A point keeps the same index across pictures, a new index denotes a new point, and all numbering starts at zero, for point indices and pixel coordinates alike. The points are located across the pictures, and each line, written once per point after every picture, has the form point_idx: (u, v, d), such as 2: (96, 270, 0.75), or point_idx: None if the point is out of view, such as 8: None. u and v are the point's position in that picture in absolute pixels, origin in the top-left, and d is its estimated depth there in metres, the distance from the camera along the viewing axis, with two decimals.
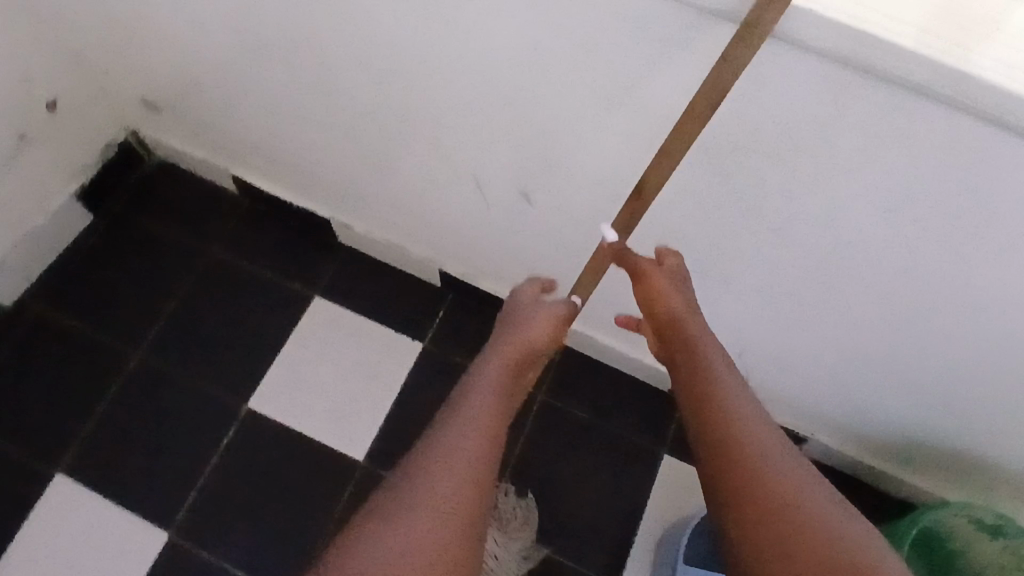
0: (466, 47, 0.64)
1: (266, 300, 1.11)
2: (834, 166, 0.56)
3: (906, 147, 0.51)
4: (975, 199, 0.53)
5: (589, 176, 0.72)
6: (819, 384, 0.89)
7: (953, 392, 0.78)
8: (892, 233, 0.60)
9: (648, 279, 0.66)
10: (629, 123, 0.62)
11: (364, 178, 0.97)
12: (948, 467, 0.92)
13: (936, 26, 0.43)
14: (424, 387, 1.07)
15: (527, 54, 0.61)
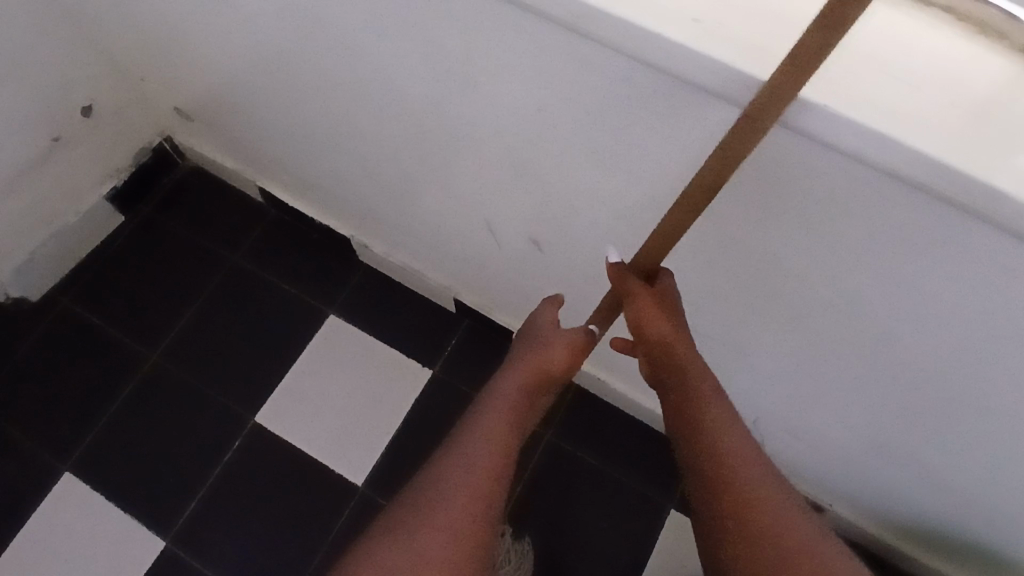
0: (476, 96, 0.63)
1: (282, 313, 1.11)
2: (852, 258, 0.52)
3: (931, 251, 0.47)
4: (1006, 311, 0.48)
5: (600, 232, 0.70)
6: (835, 461, 0.83)
7: (978, 498, 0.71)
8: (914, 331, 0.56)
9: (637, 307, 0.53)
10: (640, 187, 0.59)
11: (384, 205, 0.96)
12: (974, 560, 0.84)
13: (968, 141, 0.40)
14: (430, 416, 1.05)
15: (535, 111, 0.59)
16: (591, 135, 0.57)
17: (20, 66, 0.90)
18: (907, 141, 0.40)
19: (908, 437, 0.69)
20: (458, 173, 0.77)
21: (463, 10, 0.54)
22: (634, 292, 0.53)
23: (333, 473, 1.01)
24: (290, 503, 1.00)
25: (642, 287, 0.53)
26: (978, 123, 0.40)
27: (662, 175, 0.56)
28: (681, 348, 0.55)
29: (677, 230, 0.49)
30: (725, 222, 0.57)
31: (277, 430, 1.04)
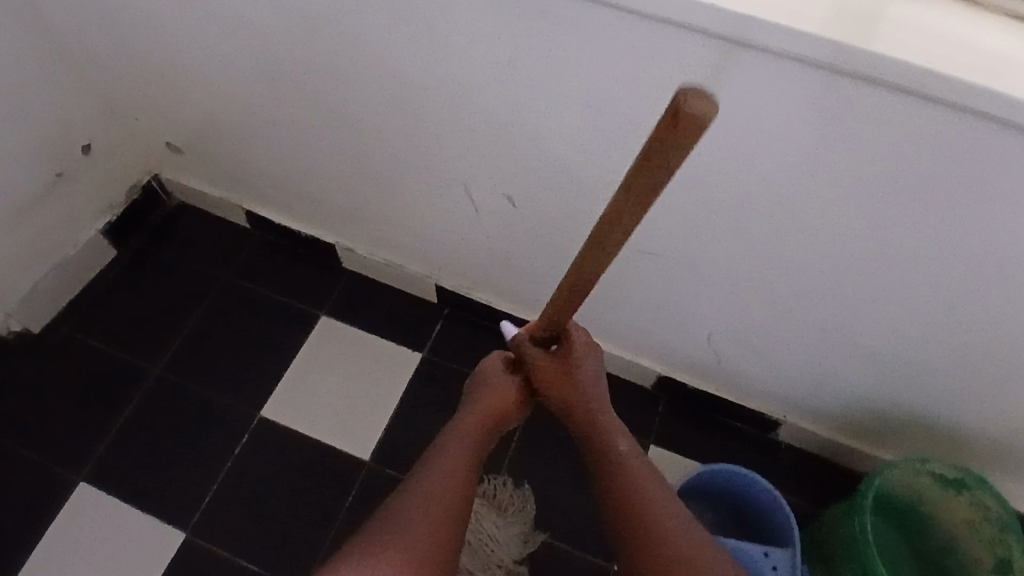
0: (452, 63, 0.78)
1: (276, 320, 1.20)
2: (763, 144, 0.67)
3: (821, 118, 0.62)
4: (884, 160, 0.63)
5: (565, 171, 0.84)
6: (787, 373, 0.95)
7: (910, 364, 0.84)
8: (823, 205, 0.70)
9: (542, 367, 0.77)
10: (591, 117, 0.75)
11: (366, 202, 1.08)
12: (924, 440, 0.94)
13: (837, 22, 0.55)
14: (424, 394, 1.14)
15: (501, 63, 0.75)
16: (555, 78, 0.73)
17: (28, 106, 1.02)
18: (791, 24, 0.55)
19: (844, 318, 0.82)
20: (436, 147, 0.91)
21: None
22: (537, 359, 0.76)
23: (339, 452, 1.09)
24: (301, 484, 1.07)
25: (541, 353, 0.77)
26: (840, 12, 0.56)
27: (614, 103, 0.72)
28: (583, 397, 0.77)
29: (562, 311, 0.68)
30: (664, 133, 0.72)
31: (283, 421, 1.11)
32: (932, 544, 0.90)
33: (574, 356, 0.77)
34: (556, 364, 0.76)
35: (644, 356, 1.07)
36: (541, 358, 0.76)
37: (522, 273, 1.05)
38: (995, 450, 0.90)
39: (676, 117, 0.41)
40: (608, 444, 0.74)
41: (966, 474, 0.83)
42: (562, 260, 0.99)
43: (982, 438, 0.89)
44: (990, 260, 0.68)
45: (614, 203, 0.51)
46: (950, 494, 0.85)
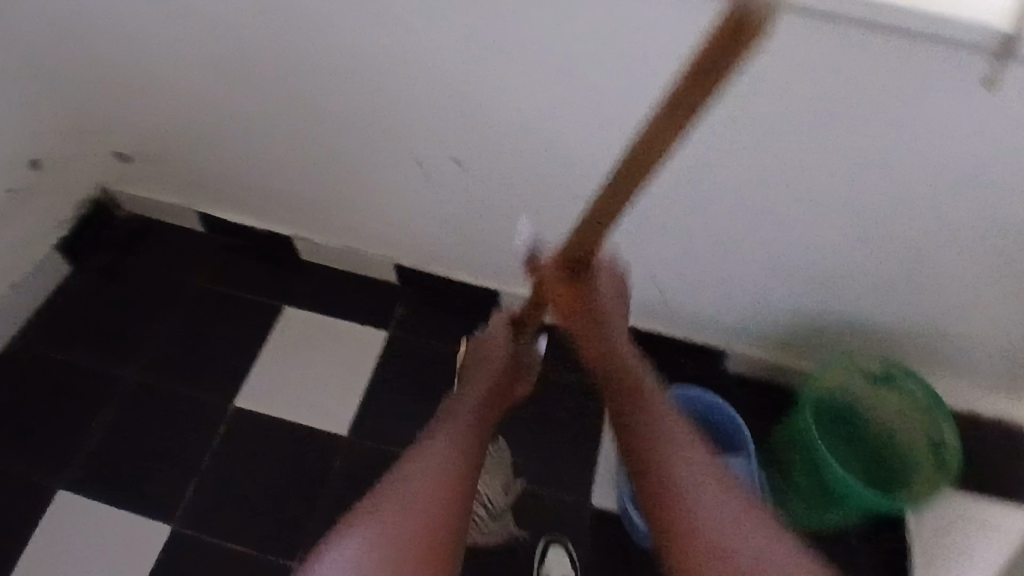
0: (389, 32, 0.84)
1: (241, 315, 1.22)
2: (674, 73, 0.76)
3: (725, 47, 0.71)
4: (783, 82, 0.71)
5: (506, 124, 0.90)
6: (729, 301, 1.03)
7: (838, 275, 0.92)
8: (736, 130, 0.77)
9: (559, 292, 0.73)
10: (522, 67, 0.82)
11: (319, 186, 1.11)
12: (861, 349, 1.02)
13: None
14: (394, 368, 1.17)
15: (433, 24, 0.81)
16: (491, 35, 0.80)
17: None
18: None
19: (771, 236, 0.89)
20: (382, 119, 0.96)
21: None
22: (552, 279, 0.72)
23: (316, 431, 1.11)
24: (282, 465, 1.09)
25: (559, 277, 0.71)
26: None
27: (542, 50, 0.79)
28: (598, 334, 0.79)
29: (586, 241, 0.64)
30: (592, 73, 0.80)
31: (258, 408, 1.13)
32: (880, 442, 0.98)
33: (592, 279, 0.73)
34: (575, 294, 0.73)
35: None
36: (556, 278, 0.71)
37: (475, 237, 1.10)
38: (924, 350, 0.99)
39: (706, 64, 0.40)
40: (630, 377, 0.76)
41: (894, 369, 0.93)
42: (512, 217, 1.04)
43: (911, 340, 0.98)
44: (892, 162, 0.75)
45: (618, 176, 0.54)
46: (884, 390, 0.94)
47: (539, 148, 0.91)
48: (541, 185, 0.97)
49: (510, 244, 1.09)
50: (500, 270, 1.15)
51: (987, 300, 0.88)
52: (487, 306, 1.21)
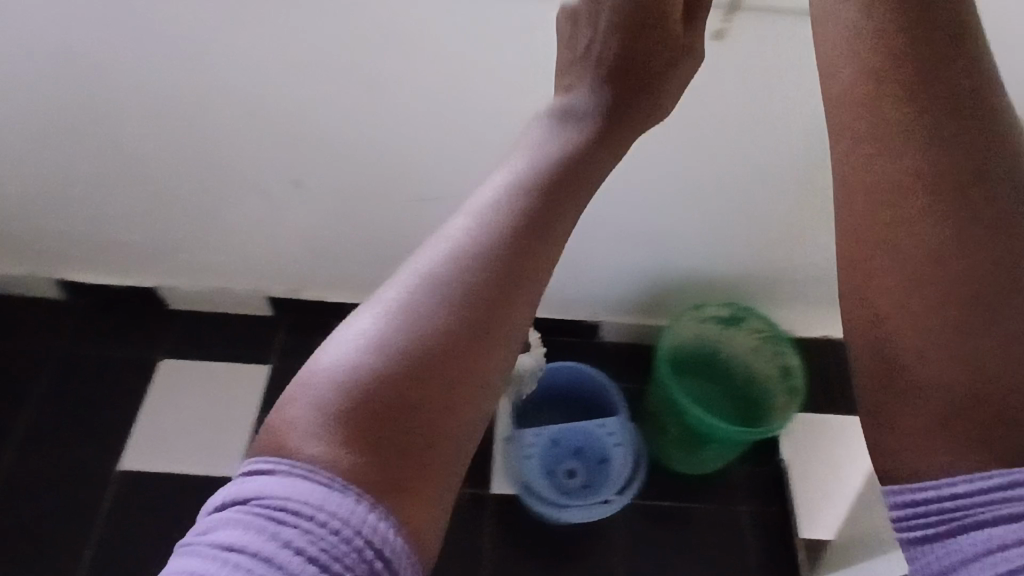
0: (198, 66, 0.85)
1: (116, 375, 1.19)
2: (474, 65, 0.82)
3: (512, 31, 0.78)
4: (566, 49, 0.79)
5: (335, 140, 0.93)
6: (588, 278, 1.07)
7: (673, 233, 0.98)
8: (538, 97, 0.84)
9: None
10: (335, 83, 0.85)
11: (171, 231, 1.10)
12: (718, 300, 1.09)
13: None
14: (280, 400, 1.16)
15: (237, 52, 0.83)
16: (293, 48, 0.82)
17: None
18: None
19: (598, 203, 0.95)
20: (216, 153, 0.96)
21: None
22: None
23: (210, 476, 1.10)
24: (178, 516, 1.07)
25: None
26: None
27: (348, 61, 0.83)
28: None
29: None
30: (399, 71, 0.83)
31: (146, 467, 1.11)
32: (745, 379, 1.04)
33: None
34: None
35: None
36: None
37: (337, 256, 1.11)
38: (769, 291, 1.07)
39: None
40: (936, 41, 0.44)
41: (738, 310, 1.00)
42: (365, 231, 1.06)
43: (755, 283, 1.06)
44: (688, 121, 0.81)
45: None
46: (733, 330, 1.01)
47: (373, 158, 0.95)
48: (384, 194, 1.00)
49: (371, 257, 1.11)
50: (368, 282, 1.16)
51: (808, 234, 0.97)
52: None
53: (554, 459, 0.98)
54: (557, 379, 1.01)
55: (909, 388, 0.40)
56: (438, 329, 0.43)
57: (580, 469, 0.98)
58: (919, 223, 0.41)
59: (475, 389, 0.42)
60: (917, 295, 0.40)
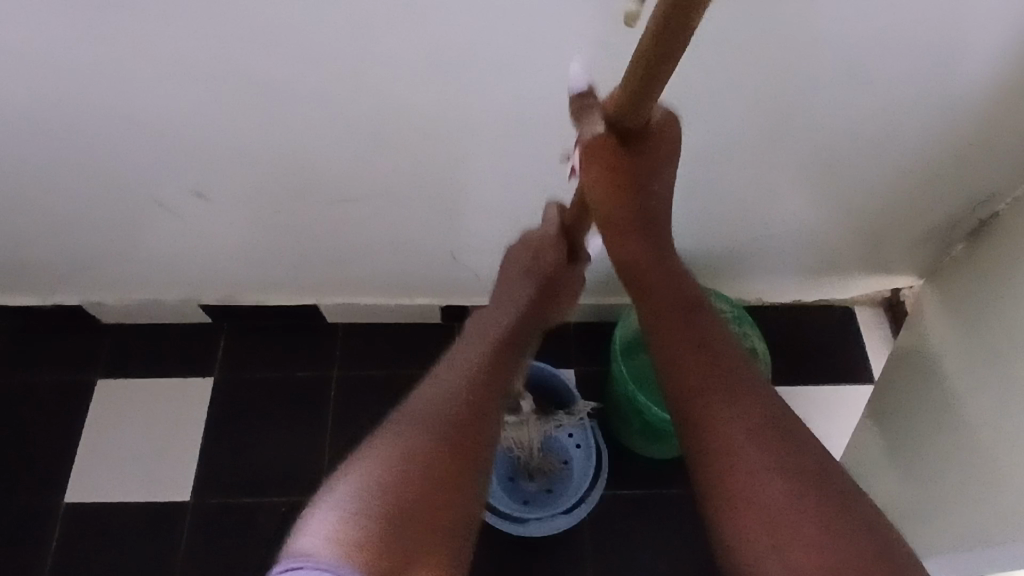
0: (60, 82, 0.74)
1: (49, 401, 1.12)
2: (375, 61, 0.71)
3: (411, 23, 0.67)
4: (477, 36, 0.68)
5: (235, 148, 0.83)
6: None
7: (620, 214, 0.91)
8: (454, 88, 0.74)
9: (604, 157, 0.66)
10: (223, 89, 0.75)
11: (80, 249, 1.01)
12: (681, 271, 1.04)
13: None
14: (227, 415, 1.10)
15: (101, 64, 0.72)
16: (175, 60, 0.71)
17: None
18: None
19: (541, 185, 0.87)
20: (105, 170, 0.86)
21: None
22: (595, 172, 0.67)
23: (161, 501, 1.05)
24: (130, 548, 1.03)
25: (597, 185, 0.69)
26: None
27: (233, 68, 0.72)
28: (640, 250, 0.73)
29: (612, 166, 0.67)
30: (298, 76, 0.73)
31: (92, 497, 1.06)
32: None
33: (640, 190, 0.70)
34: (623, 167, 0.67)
35: (417, 294, 1.10)
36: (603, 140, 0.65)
37: (266, 262, 1.03)
38: (733, 258, 1.02)
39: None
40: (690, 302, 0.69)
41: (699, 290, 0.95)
42: (290, 237, 0.98)
43: (717, 252, 1.00)
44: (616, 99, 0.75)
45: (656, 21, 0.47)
46: None
47: (280, 163, 0.85)
48: (300, 198, 0.91)
49: (302, 260, 1.03)
50: (305, 284, 1.08)
51: (774, 201, 0.90)
52: (310, 323, 1.15)
53: (513, 464, 0.94)
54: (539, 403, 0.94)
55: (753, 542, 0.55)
56: (413, 466, 0.60)
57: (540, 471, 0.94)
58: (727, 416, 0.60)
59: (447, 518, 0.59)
60: (769, 475, 0.56)
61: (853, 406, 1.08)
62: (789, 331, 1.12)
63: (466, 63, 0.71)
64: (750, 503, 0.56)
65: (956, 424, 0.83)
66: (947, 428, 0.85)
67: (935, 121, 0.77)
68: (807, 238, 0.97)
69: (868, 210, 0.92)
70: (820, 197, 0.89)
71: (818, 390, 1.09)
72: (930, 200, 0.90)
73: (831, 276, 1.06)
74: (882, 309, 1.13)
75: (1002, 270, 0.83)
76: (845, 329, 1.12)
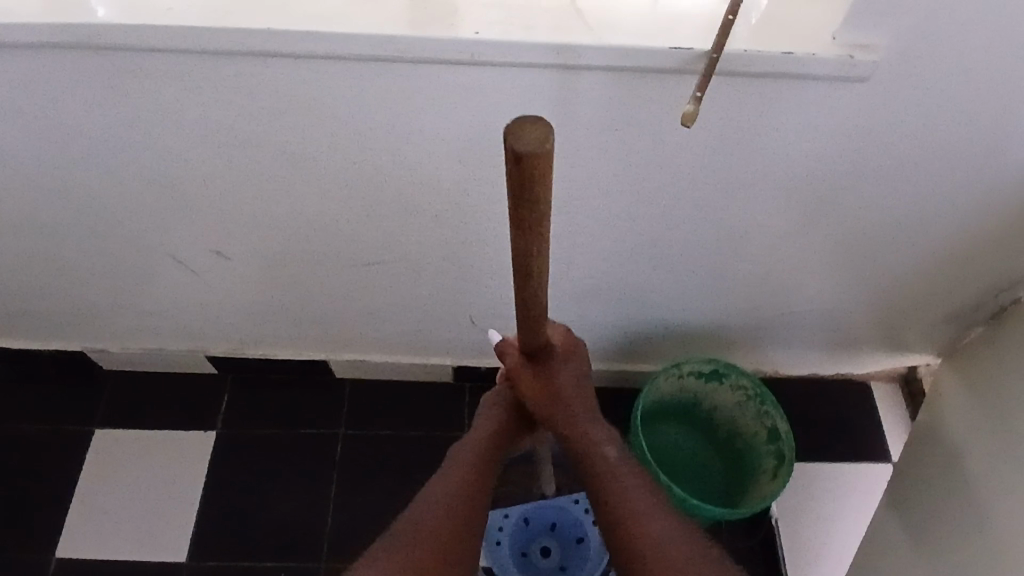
0: (91, 141, 0.73)
1: (44, 450, 1.08)
2: (408, 132, 0.70)
3: (449, 102, 0.66)
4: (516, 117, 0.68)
5: (260, 211, 0.82)
6: None
7: (642, 284, 0.91)
8: (484, 165, 0.74)
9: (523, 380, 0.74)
10: (251, 153, 0.74)
11: (87, 299, 0.98)
12: (697, 340, 1.03)
13: (422, 18, 0.61)
14: (227, 472, 1.07)
15: (133, 125, 0.71)
16: (205, 122, 0.70)
17: None
18: (378, 30, 0.60)
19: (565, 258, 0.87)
20: (124, 226, 0.85)
21: (34, 68, 0.66)
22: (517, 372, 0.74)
23: (154, 561, 1.01)
24: None
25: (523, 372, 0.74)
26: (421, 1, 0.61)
27: (266, 136, 0.72)
28: (587, 425, 0.74)
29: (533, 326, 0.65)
30: (328, 148, 0.73)
31: (83, 555, 1.01)
32: (728, 432, 1.02)
33: (560, 377, 0.74)
34: (540, 380, 0.74)
35: (430, 354, 1.09)
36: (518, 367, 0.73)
37: (277, 319, 1.01)
38: (750, 332, 1.01)
39: (522, 157, 0.44)
40: (603, 451, 0.72)
41: (722, 366, 0.97)
42: (304, 297, 0.96)
43: (734, 325, 1.00)
44: (651, 183, 0.75)
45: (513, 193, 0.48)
46: (715, 386, 0.98)
47: (303, 227, 0.84)
48: (317, 261, 0.89)
49: (315, 319, 1.01)
50: (316, 340, 1.06)
51: (795, 278, 0.90)
52: (317, 378, 1.13)
53: (526, 539, 0.94)
54: (559, 466, 0.98)
55: None
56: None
57: (554, 548, 0.94)
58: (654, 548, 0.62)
59: None
60: None
61: (867, 484, 1.06)
62: (800, 403, 1.12)
63: (499, 141, 0.70)
64: None
65: (988, 541, 0.74)
66: (978, 546, 0.76)
67: (958, 206, 0.78)
68: (825, 317, 0.98)
69: (890, 293, 0.93)
70: (842, 278, 0.90)
71: (833, 466, 1.08)
72: (950, 285, 0.91)
73: (846, 351, 1.06)
74: (896, 384, 1.13)
75: (999, 375, 0.84)
76: (858, 404, 1.12)
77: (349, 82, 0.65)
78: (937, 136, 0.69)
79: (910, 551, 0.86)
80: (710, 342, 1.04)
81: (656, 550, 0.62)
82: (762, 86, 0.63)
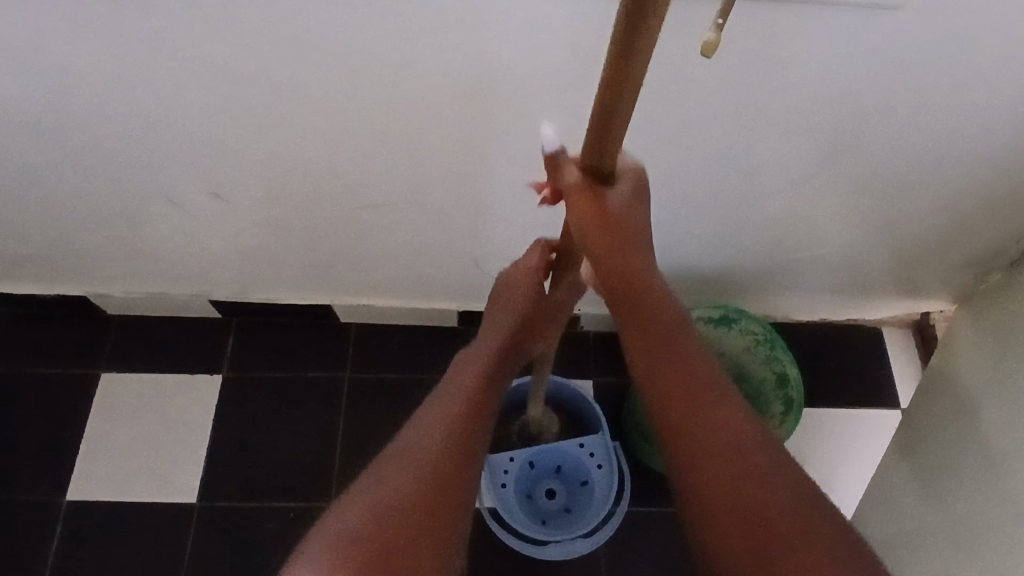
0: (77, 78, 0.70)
1: (52, 393, 1.08)
2: (408, 66, 0.67)
3: (450, 34, 0.63)
4: (522, 50, 0.64)
5: (256, 150, 0.79)
6: None
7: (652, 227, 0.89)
8: (489, 102, 0.70)
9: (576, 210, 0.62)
10: (245, 90, 0.71)
11: (85, 242, 0.97)
12: (707, 284, 1.02)
13: None
14: (235, 415, 1.07)
15: (119, 62, 0.68)
16: (193, 58, 0.67)
17: None
18: None
19: None
20: (117, 167, 0.82)
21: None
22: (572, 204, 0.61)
23: (166, 502, 1.02)
24: (133, 548, 1.00)
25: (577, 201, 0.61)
26: None
27: (259, 72, 0.68)
28: (638, 277, 0.66)
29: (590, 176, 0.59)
30: (325, 82, 0.69)
31: (96, 496, 1.03)
32: None
33: (624, 217, 0.63)
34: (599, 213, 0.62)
35: (435, 298, 1.07)
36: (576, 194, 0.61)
37: (281, 263, 1.00)
38: (761, 275, 0.99)
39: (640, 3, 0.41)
40: (655, 316, 0.66)
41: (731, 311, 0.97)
42: (306, 239, 0.94)
43: (745, 268, 0.98)
44: (663, 121, 0.71)
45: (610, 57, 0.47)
46: (724, 331, 0.97)
47: (302, 167, 0.81)
48: (318, 203, 0.87)
49: (318, 262, 0.99)
50: (321, 284, 1.05)
51: (811, 221, 0.87)
52: (322, 322, 1.12)
53: (531, 480, 0.95)
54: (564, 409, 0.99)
55: (759, 541, 0.54)
56: (412, 473, 0.61)
57: (559, 489, 0.95)
58: (706, 415, 0.60)
59: (452, 511, 0.60)
60: (739, 461, 0.57)
61: (875, 429, 1.06)
62: (810, 348, 1.11)
63: (505, 74, 0.67)
64: (727, 496, 0.57)
65: (999, 471, 0.74)
66: (985, 476, 0.77)
67: (985, 144, 0.74)
68: (840, 260, 0.95)
69: (909, 236, 0.90)
70: (859, 221, 0.87)
71: (841, 411, 1.07)
72: (974, 228, 0.88)
73: (860, 295, 1.04)
74: (908, 330, 1.11)
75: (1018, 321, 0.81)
76: (868, 350, 1.11)
77: (345, 9, 0.61)
78: (969, 70, 0.65)
79: (922, 496, 0.86)
80: (720, 285, 1.02)
81: (705, 418, 0.60)
82: (783, 14, 0.59)
